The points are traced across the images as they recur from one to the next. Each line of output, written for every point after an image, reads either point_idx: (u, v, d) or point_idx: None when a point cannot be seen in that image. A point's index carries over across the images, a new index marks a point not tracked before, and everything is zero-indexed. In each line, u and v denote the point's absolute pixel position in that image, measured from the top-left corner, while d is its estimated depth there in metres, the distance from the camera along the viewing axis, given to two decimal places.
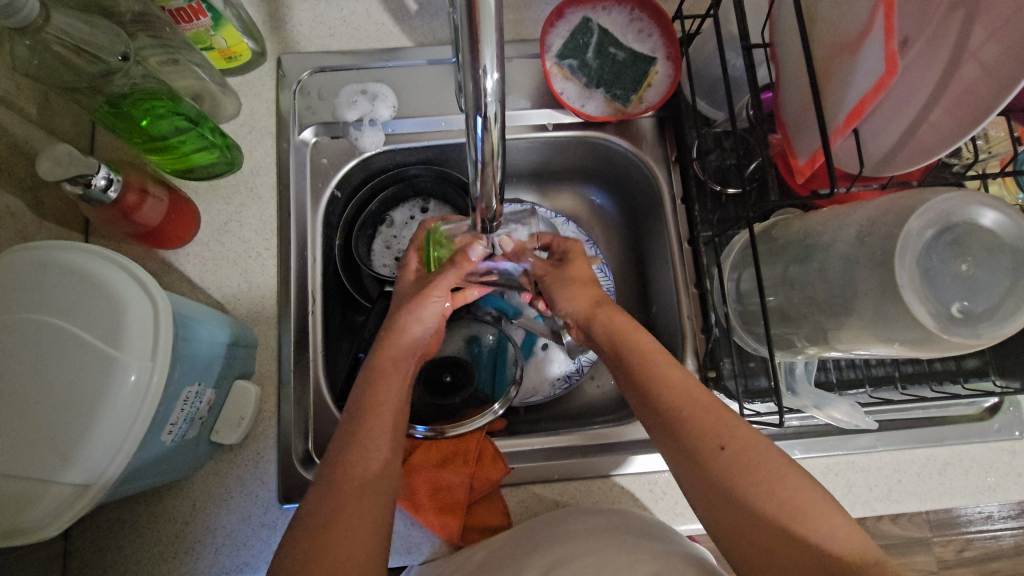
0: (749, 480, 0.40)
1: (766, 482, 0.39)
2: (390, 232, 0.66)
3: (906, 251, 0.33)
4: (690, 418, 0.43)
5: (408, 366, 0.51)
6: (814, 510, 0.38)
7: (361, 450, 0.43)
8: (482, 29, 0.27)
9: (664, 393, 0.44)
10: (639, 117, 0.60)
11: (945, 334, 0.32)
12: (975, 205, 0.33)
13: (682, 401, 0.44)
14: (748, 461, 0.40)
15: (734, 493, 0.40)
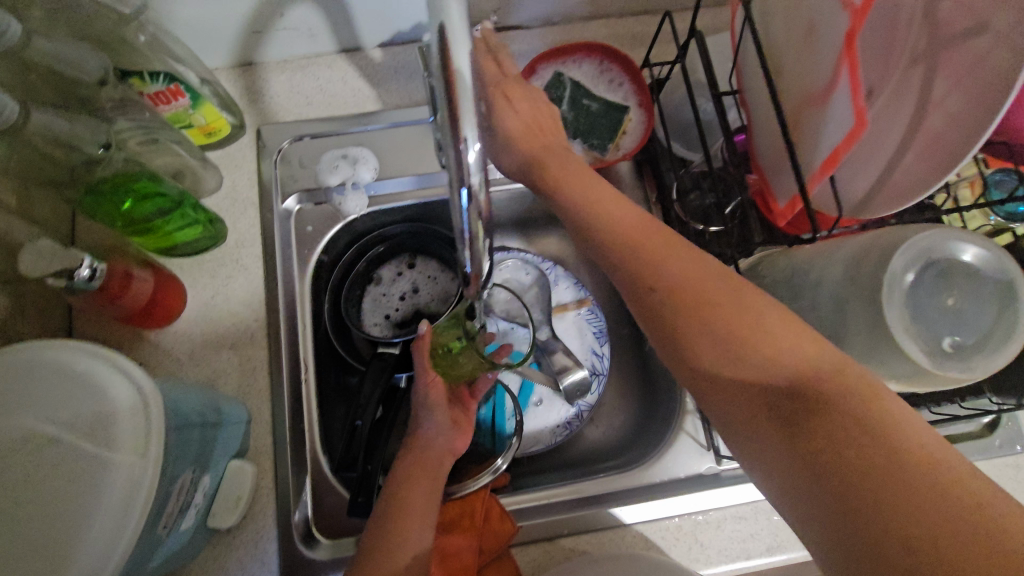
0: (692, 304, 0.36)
1: (711, 306, 0.35)
2: (378, 289, 0.66)
3: (893, 288, 0.33)
4: (633, 252, 0.39)
5: (436, 470, 0.52)
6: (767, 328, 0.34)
7: (388, 557, 0.45)
8: (459, 102, 0.28)
9: (636, 257, 0.39)
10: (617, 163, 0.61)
11: (939, 370, 0.32)
12: (954, 242, 0.34)
13: (638, 244, 0.40)
14: (737, 326, 0.34)
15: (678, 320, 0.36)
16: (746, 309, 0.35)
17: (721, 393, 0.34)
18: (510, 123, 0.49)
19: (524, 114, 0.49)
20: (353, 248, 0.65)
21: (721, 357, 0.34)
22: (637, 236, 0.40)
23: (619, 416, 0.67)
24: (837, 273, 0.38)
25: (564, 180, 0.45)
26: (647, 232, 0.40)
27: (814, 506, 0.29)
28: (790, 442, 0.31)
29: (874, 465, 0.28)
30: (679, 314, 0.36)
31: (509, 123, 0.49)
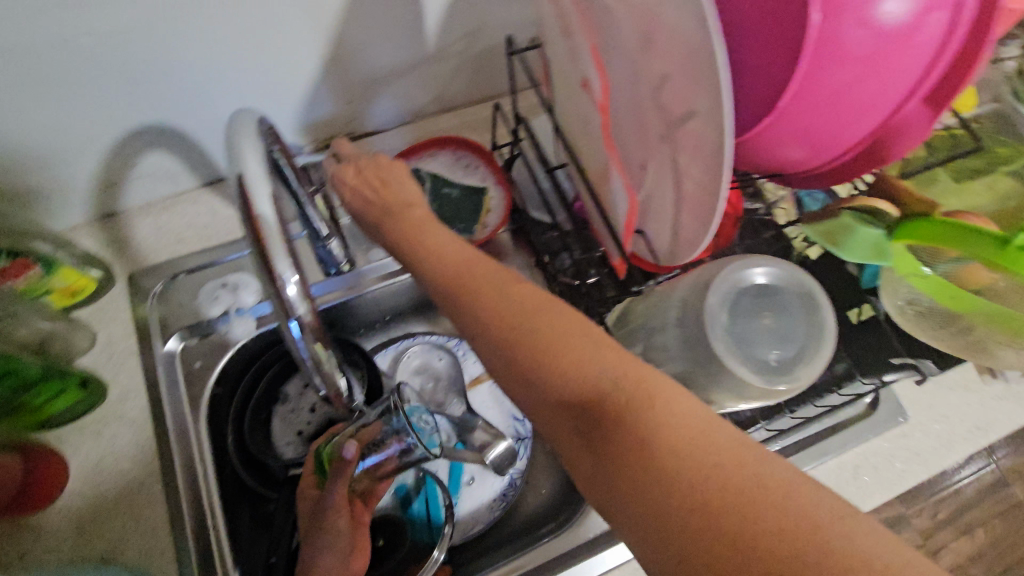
0: (495, 331, 0.35)
1: (510, 328, 0.34)
2: (286, 406, 0.62)
3: (713, 319, 0.37)
4: (451, 288, 0.38)
5: None
6: (566, 341, 0.33)
7: None
8: (269, 243, 0.30)
9: (450, 296, 0.38)
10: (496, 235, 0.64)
11: (770, 387, 0.36)
12: (756, 269, 0.38)
13: (448, 278, 0.39)
14: (557, 359, 0.32)
15: (486, 346, 0.35)
16: (544, 324, 0.34)
17: (554, 425, 0.32)
18: (355, 194, 0.48)
19: (359, 181, 0.48)
20: (249, 371, 0.62)
21: (522, 377, 0.33)
22: (450, 273, 0.39)
23: (549, 478, 0.68)
24: (676, 313, 0.42)
25: (410, 233, 0.43)
26: (465, 267, 0.39)
27: (627, 517, 0.29)
28: (613, 476, 0.29)
29: (670, 480, 0.27)
30: (487, 343, 0.35)
31: (354, 195, 0.48)
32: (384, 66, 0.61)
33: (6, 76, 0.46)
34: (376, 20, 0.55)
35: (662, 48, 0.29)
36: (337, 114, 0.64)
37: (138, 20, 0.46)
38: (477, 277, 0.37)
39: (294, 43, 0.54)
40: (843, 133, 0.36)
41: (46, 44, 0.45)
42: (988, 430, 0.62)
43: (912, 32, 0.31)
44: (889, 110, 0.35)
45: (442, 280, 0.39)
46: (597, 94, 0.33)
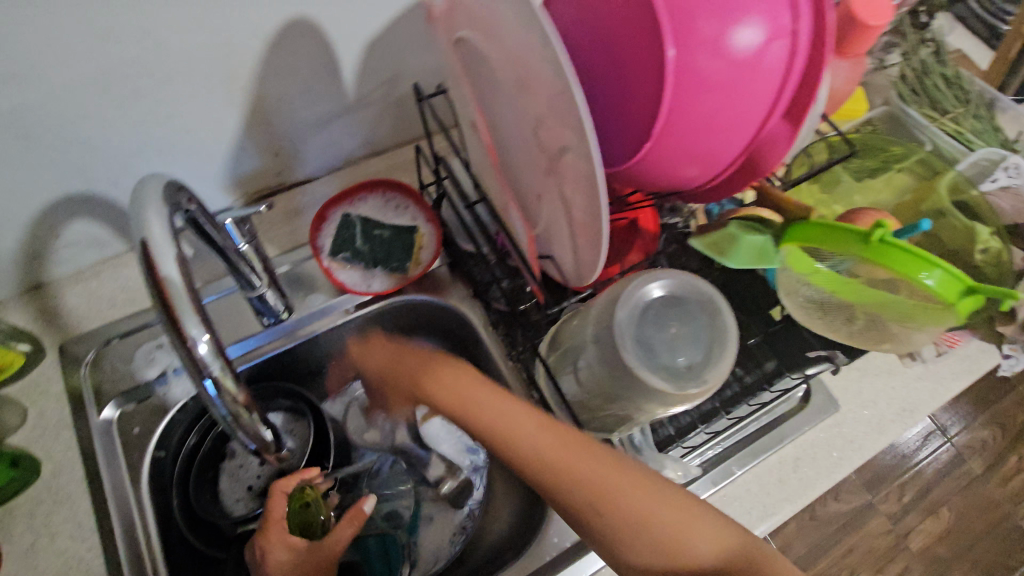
0: (580, 483, 0.45)
1: (597, 483, 0.45)
2: (235, 461, 0.63)
3: (621, 332, 0.40)
4: (527, 442, 0.47)
5: None
6: (638, 490, 0.45)
7: None
8: (175, 304, 0.32)
9: (528, 450, 0.47)
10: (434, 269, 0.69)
11: (677, 392, 0.38)
12: (657, 283, 0.40)
13: (517, 432, 0.47)
14: (637, 508, 0.44)
15: (568, 491, 0.45)
16: (621, 480, 0.45)
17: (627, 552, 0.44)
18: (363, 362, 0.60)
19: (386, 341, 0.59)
20: (192, 430, 0.61)
21: (607, 518, 0.44)
22: (519, 428, 0.48)
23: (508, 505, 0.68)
24: (592, 329, 0.44)
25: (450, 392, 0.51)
26: (535, 423, 0.48)
27: None
28: None
29: None
30: (570, 489, 0.45)
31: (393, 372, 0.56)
32: (307, 119, 0.63)
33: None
34: (293, 78, 0.57)
35: (534, 91, 0.32)
36: (265, 167, 0.65)
37: (45, 97, 0.46)
38: (551, 435, 0.47)
39: (211, 105, 0.55)
40: (721, 152, 0.38)
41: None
42: (915, 411, 0.66)
43: (760, 61, 0.34)
44: (753, 130, 0.37)
45: (512, 436, 0.47)
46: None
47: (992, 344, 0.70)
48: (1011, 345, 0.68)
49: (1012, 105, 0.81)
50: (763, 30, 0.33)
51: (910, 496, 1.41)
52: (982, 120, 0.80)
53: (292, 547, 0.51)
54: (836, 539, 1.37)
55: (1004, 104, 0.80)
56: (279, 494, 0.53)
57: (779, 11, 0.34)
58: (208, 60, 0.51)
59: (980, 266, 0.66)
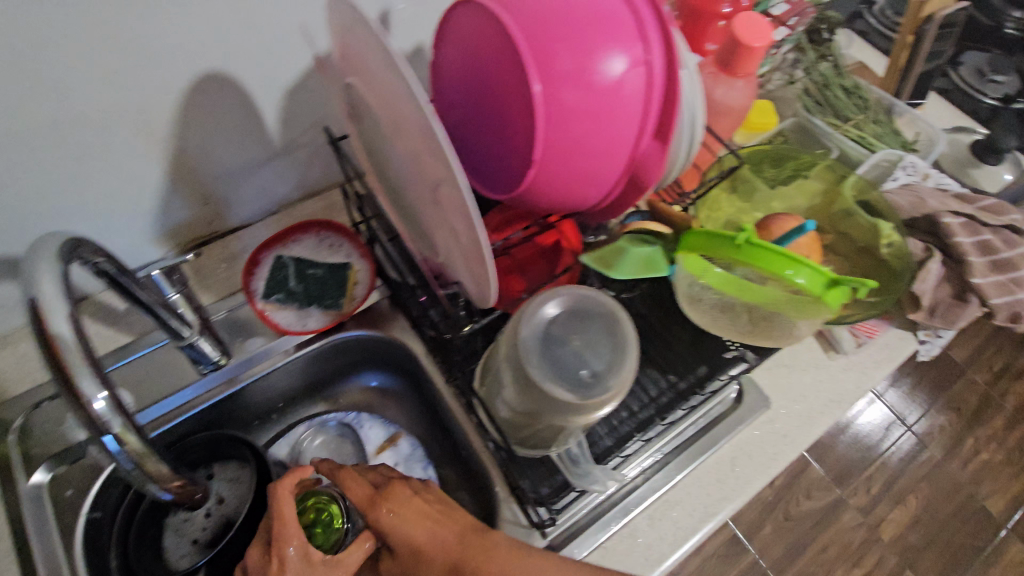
0: None
1: None
2: (178, 516, 0.64)
3: (527, 347, 0.42)
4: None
5: None
6: None
7: None
8: (68, 363, 0.34)
9: None
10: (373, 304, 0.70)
11: (583, 400, 0.40)
12: (556, 300, 0.44)
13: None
14: None
15: None
16: None
17: None
18: (353, 493, 0.50)
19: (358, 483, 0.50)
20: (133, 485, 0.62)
21: None
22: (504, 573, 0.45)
23: None
24: (504, 349, 0.45)
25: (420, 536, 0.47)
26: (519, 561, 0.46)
27: None
28: None
29: None
30: None
31: (418, 536, 0.47)
32: (234, 169, 0.64)
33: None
34: (214, 132, 0.59)
35: (408, 133, 0.34)
36: (196, 218, 0.67)
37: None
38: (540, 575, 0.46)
39: (131, 161, 0.56)
40: (604, 173, 0.41)
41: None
42: (841, 401, 0.69)
43: (618, 89, 0.37)
44: (628, 152, 0.40)
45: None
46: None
47: (909, 332, 0.74)
48: (924, 331, 0.73)
49: (908, 108, 0.87)
50: (616, 61, 0.36)
51: (878, 487, 1.44)
52: (883, 124, 0.85)
53: (306, 558, 0.47)
54: (811, 537, 1.38)
55: (901, 108, 0.86)
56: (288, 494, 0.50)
57: (631, 42, 0.37)
58: (123, 121, 0.52)
59: (887, 260, 0.70)
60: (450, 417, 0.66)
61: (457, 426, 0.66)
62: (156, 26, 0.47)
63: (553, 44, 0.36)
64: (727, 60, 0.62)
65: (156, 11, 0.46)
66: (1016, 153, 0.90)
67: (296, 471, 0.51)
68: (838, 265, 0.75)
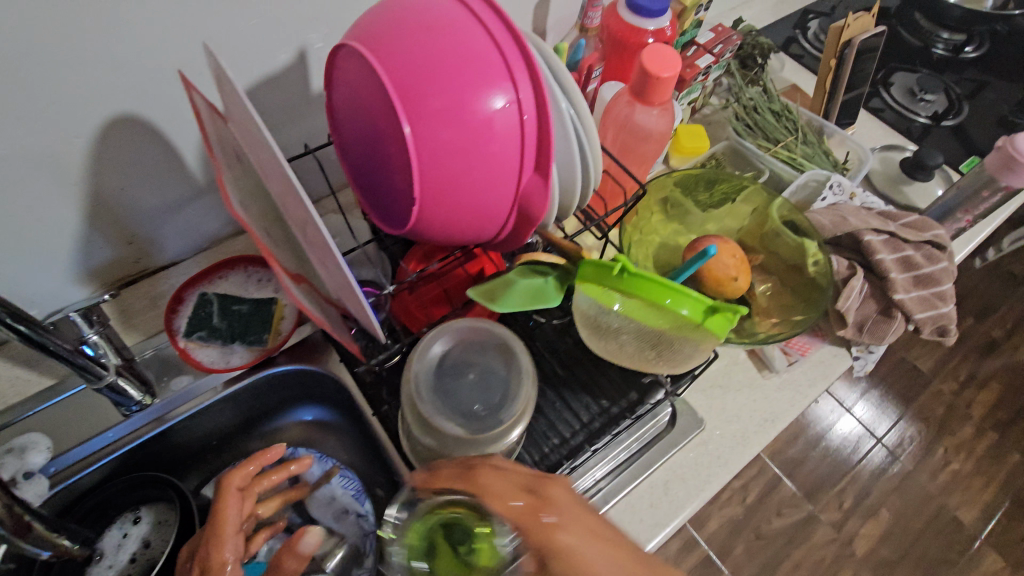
0: None
1: None
2: (101, 564, 0.61)
3: (418, 384, 0.43)
4: None
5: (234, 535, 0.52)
6: None
7: None
8: None
9: None
10: (305, 335, 0.70)
11: (472, 434, 0.42)
12: (446, 338, 0.46)
13: None
14: None
15: None
16: None
17: None
18: (504, 507, 0.38)
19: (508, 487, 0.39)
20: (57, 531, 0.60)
21: None
22: None
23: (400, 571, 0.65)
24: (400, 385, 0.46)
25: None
26: None
27: None
28: None
29: None
30: None
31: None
32: (157, 209, 0.64)
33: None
34: (132, 174, 0.59)
35: (276, 176, 0.34)
36: (120, 258, 0.66)
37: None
38: None
39: (46, 208, 0.56)
40: (494, 207, 0.42)
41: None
42: (776, 420, 0.69)
43: (490, 125, 0.38)
44: (515, 185, 0.41)
45: None
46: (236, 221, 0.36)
47: (842, 348, 0.74)
48: (857, 347, 0.74)
49: (838, 128, 0.89)
50: (484, 99, 0.37)
51: (850, 501, 1.43)
52: (813, 145, 0.86)
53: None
54: (785, 554, 1.36)
55: (830, 129, 0.88)
56: (231, 493, 0.52)
57: (498, 80, 0.37)
58: (34, 169, 0.52)
59: (814, 278, 0.71)
60: (381, 450, 0.65)
61: (388, 459, 0.64)
62: (63, 75, 0.47)
63: (420, 84, 0.37)
64: (639, 91, 0.63)
65: (56, 62, 0.46)
66: (946, 168, 0.93)
67: (252, 465, 0.55)
68: (772, 286, 0.74)
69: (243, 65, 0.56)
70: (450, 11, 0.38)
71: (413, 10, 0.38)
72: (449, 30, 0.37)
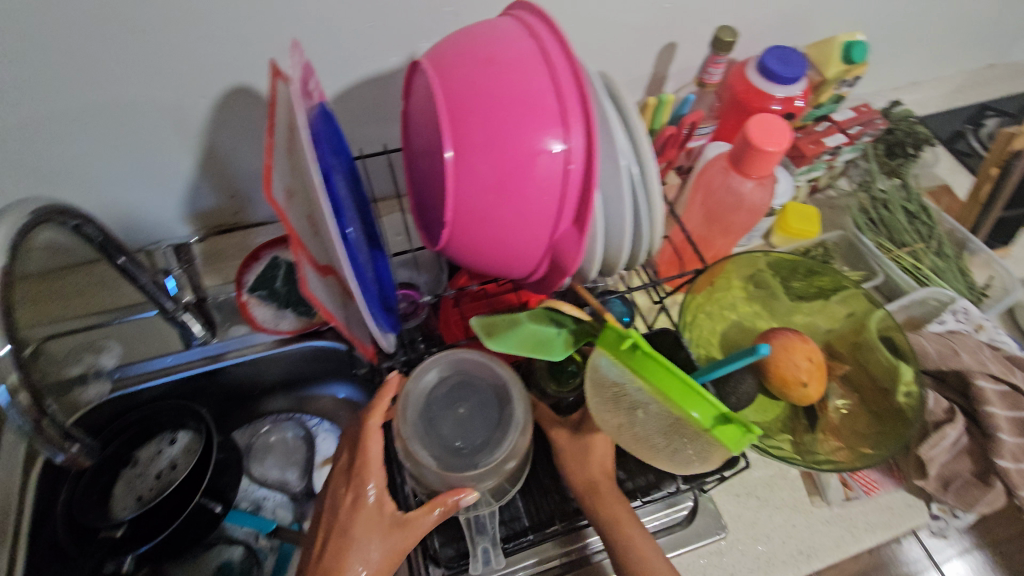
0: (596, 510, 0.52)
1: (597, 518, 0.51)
2: (134, 470, 0.66)
3: (408, 404, 0.45)
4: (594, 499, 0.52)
5: (365, 484, 0.45)
6: None
7: None
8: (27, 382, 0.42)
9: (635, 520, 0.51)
10: None
11: (447, 472, 0.43)
12: (441, 369, 0.47)
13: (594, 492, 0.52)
14: None
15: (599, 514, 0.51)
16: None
17: None
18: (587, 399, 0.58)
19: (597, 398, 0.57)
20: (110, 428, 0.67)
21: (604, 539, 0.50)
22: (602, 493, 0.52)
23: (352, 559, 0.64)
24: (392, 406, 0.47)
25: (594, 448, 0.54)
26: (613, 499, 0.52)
27: None
28: None
29: None
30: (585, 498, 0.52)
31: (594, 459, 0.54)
32: (258, 171, 0.70)
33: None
34: (243, 138, 0.65)
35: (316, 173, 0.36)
36: (221, 207, 0.73)
37: (6, 125, 0.55)
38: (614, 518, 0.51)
39: (166, 151, 0.63)
40: (525, 247, 0.41)
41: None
42: (812, 556, 0.60)
43: (533, 167, 0.37)
44: (549, 230, 0.39)
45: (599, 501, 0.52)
46: (273, 206, 0.38)
47: (921, 500, 0.63)
48: (939, 505, 0.62)
49: (986, 247, 0.76)
50: (529, 141, 0.36)
51: None
52: (948, 259, 0.74)
53: (381, 507, 0.45)
54: None
55: (975, 245, 0.75)
56: (375, 432, 0.46)
57: (549, 126, 0.36)
58: (163, 117, 0.59)
59: (901, 407, 0.60)
60: None
61: None
62: (202, 44, 0.54)
63: (470, 115, 0.37)
64: (739, 160, 0.59)
65: (197, 31, 0.53)
66: None
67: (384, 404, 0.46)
68: (852, 403, 0.65)
69: (354, 60, 0.59)
70: (518, 49, 0.38)
71: (485, 41, 0.39)
72: (512, 68, 0.37)
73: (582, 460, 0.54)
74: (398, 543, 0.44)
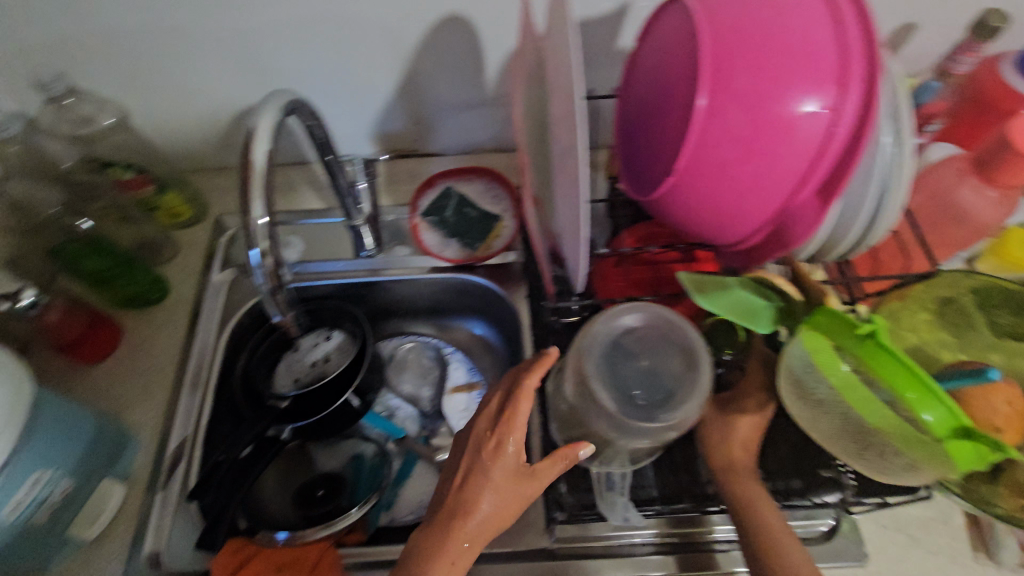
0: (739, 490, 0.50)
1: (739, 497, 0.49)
2: (295, 354, 0.70)
3: (594, 344, 0.46)
4: (743, 483, 0.50)
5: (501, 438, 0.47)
6: None
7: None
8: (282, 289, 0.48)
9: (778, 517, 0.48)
10: (509, 260, 0.74)
11: (624, 416, 0.43)
12: (631, 318, 0.47)
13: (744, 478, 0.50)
14: None
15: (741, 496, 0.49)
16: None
17: None
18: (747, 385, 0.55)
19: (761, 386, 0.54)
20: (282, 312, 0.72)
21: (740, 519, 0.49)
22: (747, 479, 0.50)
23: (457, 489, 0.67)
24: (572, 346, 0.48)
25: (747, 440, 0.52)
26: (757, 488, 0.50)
27: None
28: None
29: None
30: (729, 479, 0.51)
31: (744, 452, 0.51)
32: (449, 102, 0.72)
33: (163, 51, 0.63)
34: (445, 66, 0.67)
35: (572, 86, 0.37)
36: (407, 131, 0.77)
37: (257, 24, 0.61)
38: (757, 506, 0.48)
39: (376, 69, 0.67)
40: (748, 212, 0.39)
41: (195, 32, 0.62)
42: None
43: (790, 127, 0.35)
44: (781, 198, 0.37)
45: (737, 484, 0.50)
46: None
47: None
48: None
49: None
50: (796, 98, 0.34)
51: None
52: None
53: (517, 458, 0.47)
54: None
55: None
56: (529, 393, 0.48)
57: (825, 84, 0.34)
58: (382, 35, 0.63)
59: None
60: None
61: None
62: None
63: (736, 61, 0.35)
64: (990, 161, 0.53)
65: None
66: None
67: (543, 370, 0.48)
68: None
69: None
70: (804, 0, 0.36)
71: None
72: (791, 19, 0.35)
73: (729, 451, 0.52)
74: (524, 491, 0.46)
